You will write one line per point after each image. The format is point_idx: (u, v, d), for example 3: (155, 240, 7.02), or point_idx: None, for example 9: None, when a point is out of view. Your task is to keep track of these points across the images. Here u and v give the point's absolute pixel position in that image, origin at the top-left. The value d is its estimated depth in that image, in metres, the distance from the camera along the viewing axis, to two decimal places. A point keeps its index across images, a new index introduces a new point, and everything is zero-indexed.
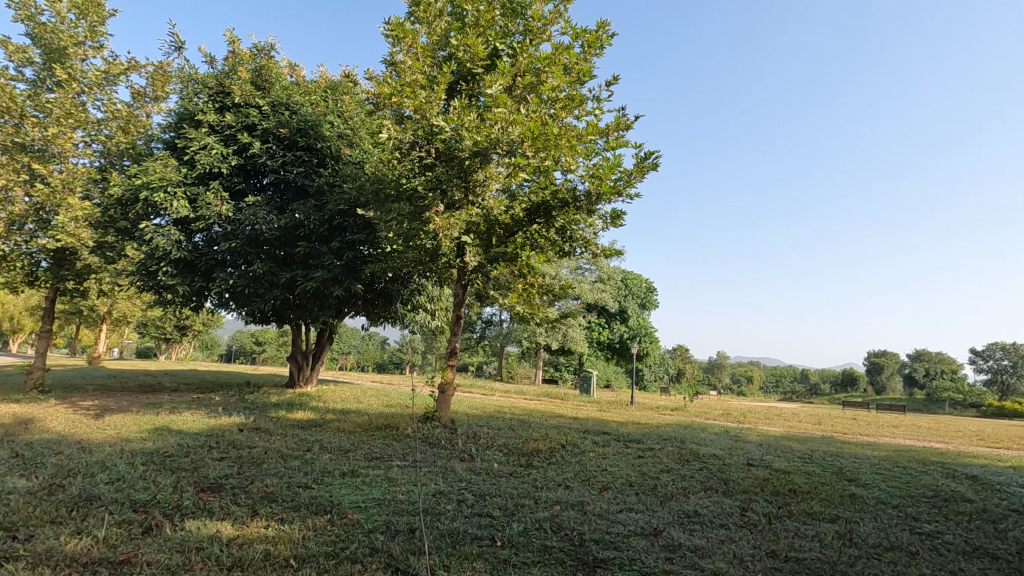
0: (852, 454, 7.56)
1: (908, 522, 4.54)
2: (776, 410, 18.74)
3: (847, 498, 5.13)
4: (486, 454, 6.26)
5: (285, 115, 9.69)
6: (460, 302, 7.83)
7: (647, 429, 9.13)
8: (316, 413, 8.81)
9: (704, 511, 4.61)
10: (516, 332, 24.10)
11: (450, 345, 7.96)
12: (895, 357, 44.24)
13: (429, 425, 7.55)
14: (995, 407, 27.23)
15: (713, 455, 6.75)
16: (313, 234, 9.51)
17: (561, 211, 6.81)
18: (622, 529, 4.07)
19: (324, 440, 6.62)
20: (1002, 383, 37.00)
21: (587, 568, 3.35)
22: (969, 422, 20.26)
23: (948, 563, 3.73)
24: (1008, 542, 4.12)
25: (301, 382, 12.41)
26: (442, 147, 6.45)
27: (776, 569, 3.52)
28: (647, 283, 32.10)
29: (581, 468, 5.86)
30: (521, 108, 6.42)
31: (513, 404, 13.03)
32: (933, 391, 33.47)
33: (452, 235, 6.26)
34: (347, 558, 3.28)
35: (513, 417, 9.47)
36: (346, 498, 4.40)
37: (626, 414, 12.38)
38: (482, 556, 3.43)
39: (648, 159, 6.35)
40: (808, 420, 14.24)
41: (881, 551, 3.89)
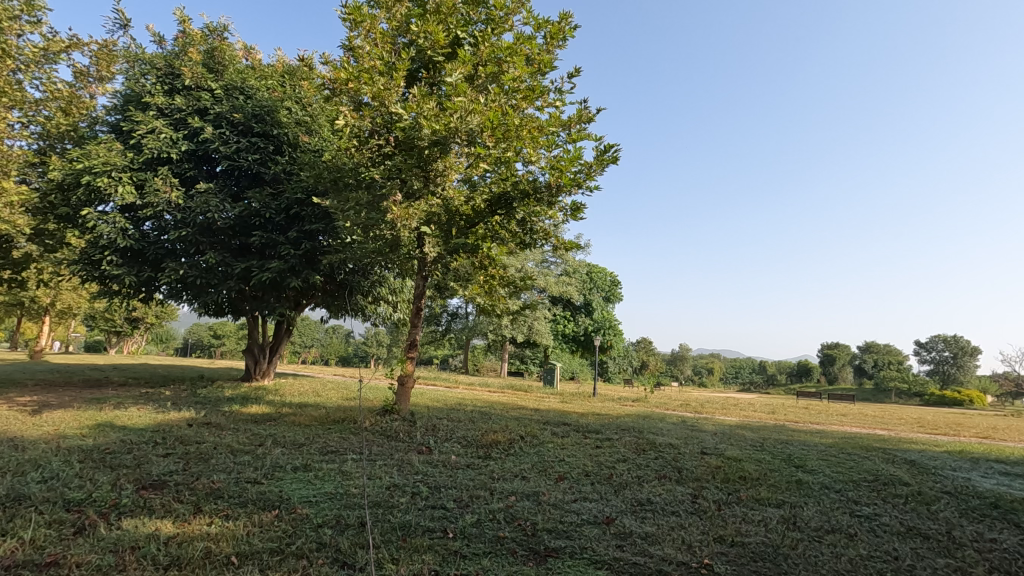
0: (801, 442, 7.83)
1: (848, 505, 4.72)
2: (734, 401, 19.27)
3: (793, 484, 5.30)
4: (444, 446, 6.22)
5: (239, 99, 9.37)
6: (421, 294, 7.73)
7: (607, 420, 9.25)
8: (271, 407, 8.60)
9: (657, 498, 4.69)
10: (482, 324, 24.09)
11: (410, 337, 7.87)
12: (847, 349, 46.10)
13: (388, 418, 7.45)
14: (938, 396, 28.74)
15: (668, 444, 6.89)
16: (269, 223, 9.24)
17: (521, 203, 6.78)
18: (575, 518, 4.10)
19: (278, 434, 6.45)
20: (943, 373, 39.05)
21: (537, 558, 3.36)
22: (912, 410, 21.34)
23: (883, 544, 3.89)
24: (938, 523, 4.33)
25: (258, 376, 12.09)
26: (401, 136, 6.33)
27: (722, 554, 3.60)
28: (612, 276, 32.48)
29: (539, 458, 5.88)
30: (481, 97, 6.34)
31: (476, 396, 13.01)
32: (881, 381, 35.02)
33: (411, 226, 6.15)
34: (292, 554, 3.20)
35: (474, 409, 9.45)
36: (296, 493, 4.29)
37: (588, 405, 12.52)
38: (433, 548, 3.39)
39: (608, 153, 6.39)
40: (762, 409, 14.69)
41: (822, 534, 4.03)
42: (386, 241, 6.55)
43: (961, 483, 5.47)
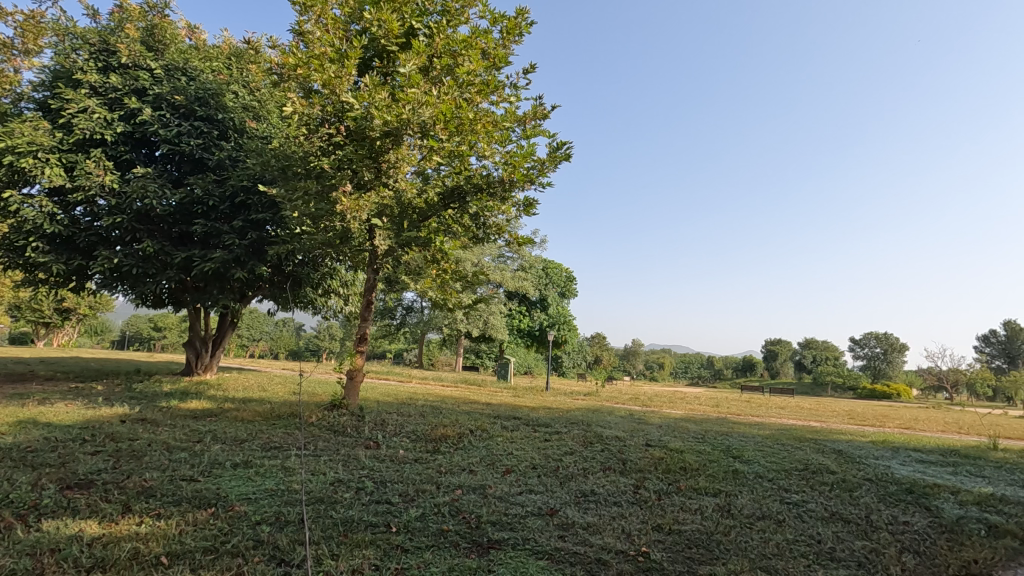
0: (739, 433, 8.18)
1: (779, 493, 4.98)
2: (681, 394, 19.89)
3: (729, 473, 5.55)
4: (393, 441, 6.17)
5: (181, 81, 8.95)
6: (371, 288, 7.61)
7: (557, 413, 9.39)
8: (212, 402, 8.28)
9: (600, 489, 4.81)
10: (437, 318, 23.88)
11: (360, 331, 7.74)
12: (788, 346, 48.38)
13: (335, 413, 7.31)
14: (868, 390, 30.49)
15: (615, 437, 7.06)
16: (212, 211, 8.86)
17: (474, 197, 6.79)
18: (519, 510, 4.16)
19: (218, 430, 6.22)
20: (874, 368, 41.47)
21: (480, 550, 3.39)
22: (844, 403, 22.63)
23: (808, 528, 4.12)
24: (858, 508, 4.62)
25: (200, 370, 11.62)
26: (352, 125, 6.20)
27: (659, 541, 3.73)
28: (567, 272, 32.92)
29: (487, 452, 5.92)
30: (434, 89, 6.28)
31: (429, 390, 12.94)
32: (819, 376, 36.86)
33: (361, 218, 6.01)
34: (227, 553, 3.11)
35: (425, 404, 9.40)
36: (235, 491, 4.17)
37: (540, 399, 12.68)
38: (374, 543, 3.37)
39: (561, 150, 6.46)
40: (706, 403, 15.27)
41: (753, 521, 4.24)
42: (335, 232, 6.39)
43: (882, 470, 5.85)
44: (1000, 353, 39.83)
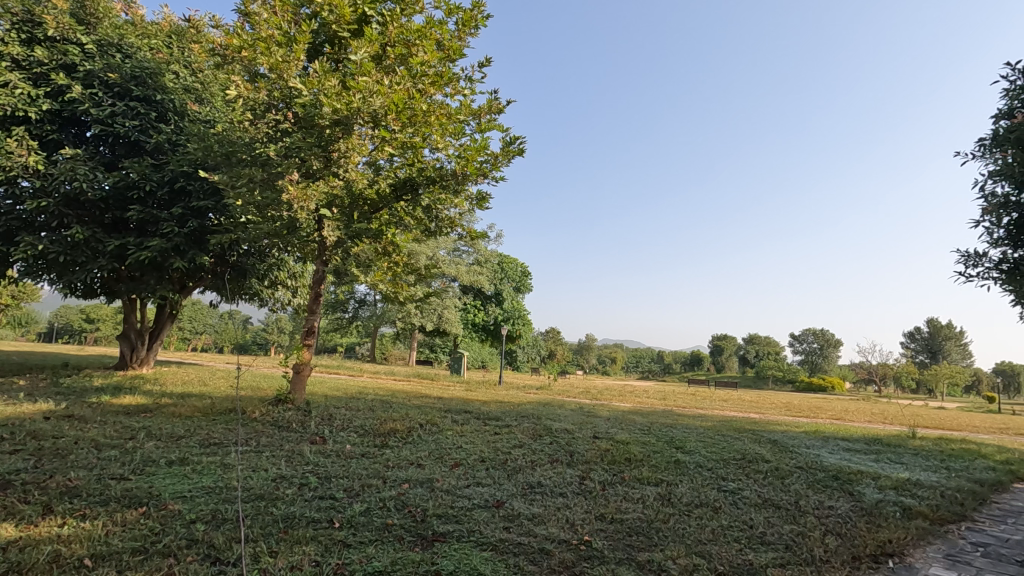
0: (683, 425, 8.47)
1: (717, 482, 5.19)
2: (631, 388, 20.38)
3: (671, 464, 5.74)
4: (340, 436, 6.06)
5: (115, 58, 8.41)
6: (320, 280, 7.45)
7: (508, 407, 9.47)
8: (148, 398, 7.89)
9: (547, 481, 4.89)
10: (390, 311, 23.42)
11: (307, 324, 7.55)
12: (733, 341, 50.37)
13: (280, 408, 7.11)
14: (806, 383, 32.13)
15: (564, 430, 7.17)
16: (150, 197, 8.41)
17: (426, 189, 6.74)
18: (465, 503, 4.17)
19: (153, 427, 5.95)
20: (812, 362, 43.70)
21: (423, 544, 3.39)
22: (783, 395, 23.72)
23: (742, 514, 4.33)
24: (789, 494, 4.88)
25: (135, 364, 11.02)
26: (300, 112, 5.99)
27: (601, 530, 3.83)
28: (523, 267, 33.10)
29: (436, 446, 5.91)
30: (386, 78, 6.15)
31: (380, 384, 12.79)
32: (761, 370, 38.55)
33: (308, 208, 5.80)
34: (157, 553, 2.98)
35: (375, 398, 9.28)
36: (168, 489, 4.00)
37: (493, 393, 12.75)
38: (315, 539, 3.31)
39: (514, 145, 6.48)
40: (654, 396, 15.72)
41: (691, 508, 4.41)
42: (282, 221, 6.15)
43: (812, 458, 6.19)
44: (923, 348, 42.83)
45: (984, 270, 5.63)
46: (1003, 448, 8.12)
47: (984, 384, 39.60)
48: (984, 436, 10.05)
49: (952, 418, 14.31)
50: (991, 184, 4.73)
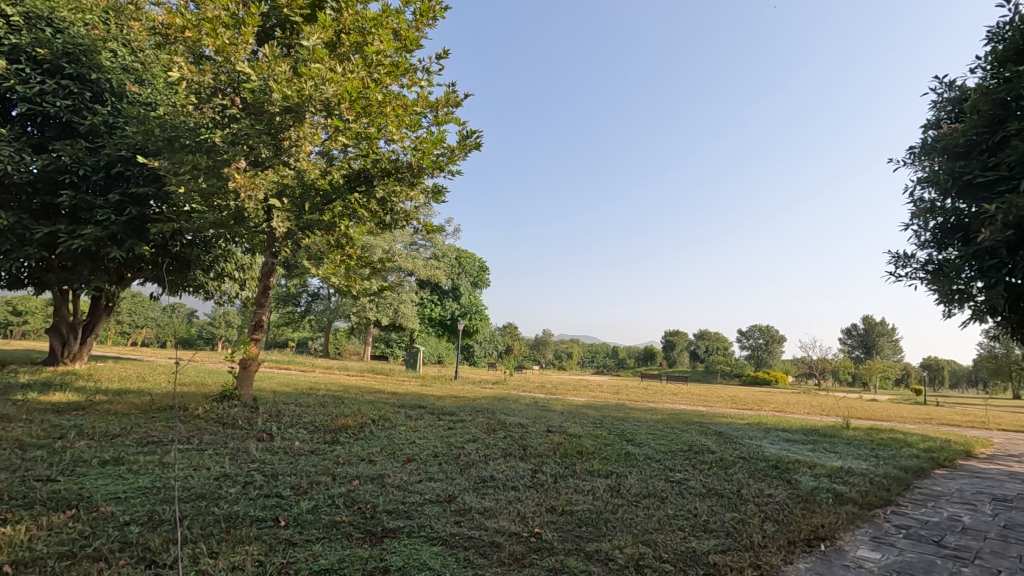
0: (634, 418, 8.68)
1: (665, 473, 5.35)
2: (586, 383, 20.68)
3: (622, 456, 5.88)
4: (288, 432, 5.91)
5: (45, 33, 7.70)
6: (270, 273, 7.24)
7: (464, 402, 9.46)
8: (80, 395, 7.46)
9: (499, 475, 4.92)
10: (345, 306, 22.88)
11: (255, 318, 7.30)
12: (684, 337, 51.91)
13: (226, 404, 6.86)
14: (752, 377, 33.46)
15: (517, 424, 7.22)
16: (84, 182, 7.92)
17: (380, 181, 6.60)
18: (417, 498, 4.15)
19: (85, 425, 5.63)
20: (758, 356, 45.51)
21: (373, 540, 3.35)
22: (730, 389, 24.59)
23: (687, 504, 4.48)
24: (731, 483, 5.08)
25: (67, 359, 10.39)
26: (249, 98, 5.74)
27: (551, 522, 3.89)
28: (481, 262, 33.04)
29: (389, 441, 5.84)
30: (340, 67, 6.00)
31: (333, 380, 12.53)
32: (711, 365, 39.88)
33: (257, 197, 5.54)
34: (87, 557, 2.84)
35: (327, 394, 9.08)
36: (101, 490, 3.80)
37: (448, 388, 12.71)
38: (259, 538, 3.22)
39: (471, 138, 6.45)
40: (607, 390, 16.02)
41: (639, 499, 4.53)
42: (228, 211, 5.86)
43: (754, 449, 6.46)
44: (858, 344, 45.38)
45: (911, 270, 6.00)
46: (925, 437, 8.72)
47: (912, 377, 42.28)
48: (909, 426, 10.75)
49: (881, 409, 15.25)
50: (919, 190, 5.03)
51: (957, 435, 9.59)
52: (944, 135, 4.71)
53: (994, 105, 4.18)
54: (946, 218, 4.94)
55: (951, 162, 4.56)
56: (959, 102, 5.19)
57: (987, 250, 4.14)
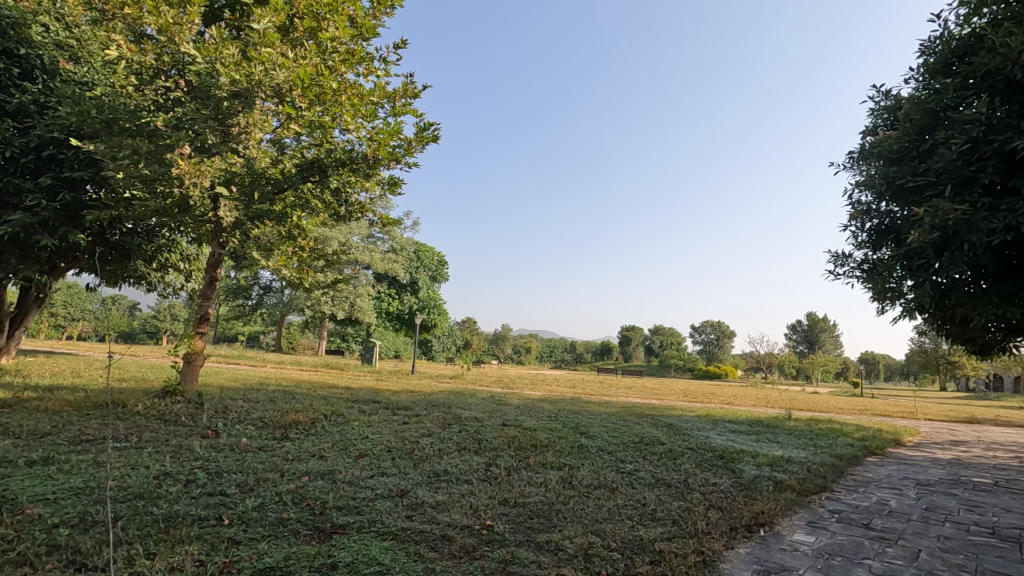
0: (588, 411, 8.82)
1: (616, 464, 5.48)
2: (543, 377, 20.86)
3: (575, 448, 5.98)
4: (235, 429, 5.73)
5: None
6: (217, 264, 7.03)
7: (419, 396, 9.39)
8: (6, 391, 7.00)
9: (453, 469, 4.92)
10: (298, 299, 22.29)
11: (200, 311, 7.02)
12: (639, 332, 53.09)
13: (168, 400, 6.57)
14: (704, 371, 34.54)
15: (473, 418, 7.23)
16: (11, 165, 7.38)
17: (334, 172, 6.44)
18: (368, 493, 4.10)
19: (10, 423, 5.29)
20: (709, 351, 46.99)
21: (322, 536, 3.30)
22: (682, 383, 25.30)
23: (636, 493, 4.60)
24: (678, 473, 5.25)
25: None
26: (195, 81, 5.52)
27: (503, 514, 3.92)
28: (440, 256, 32.79)
29: (341, 437, 5.75)
30: (292, 52, 5.81)
31: (284, 375, 12.20)
32: (664, 359, 40.92)
33: (203, 185, 5.29)
34: (8, 563, 2.68)
35: (277, 389, 8.83)
36: (26, 492, 3.58)
37: (404, 383, 12.59)
38: (201, 537, 3.12)
39: (429, 131, 6.37)
40: (564, 384, 16.21)
41: (591, 490, 4.62)
42: (172, 199, 5.57)
43: (702, 440, 6.68)
44: (802, 339, 47.58)
45: (849, 269, 6.32)
46: (859, 426, 9.24)
47: (851, 371, 44.61)
48: (846, 416, 11.35)
49: (821, 401, 16.04)
50: (857, 193, 5.30)
51: (887, 424, 10.22)
52: (881, 141, 4.97)
53: (925, 115, 4.45)
54: (880, 220, 5.24)
55: (886, 167, 4.82)
56: (894, 111, 5.48)
57: (916, 251, 4.39)
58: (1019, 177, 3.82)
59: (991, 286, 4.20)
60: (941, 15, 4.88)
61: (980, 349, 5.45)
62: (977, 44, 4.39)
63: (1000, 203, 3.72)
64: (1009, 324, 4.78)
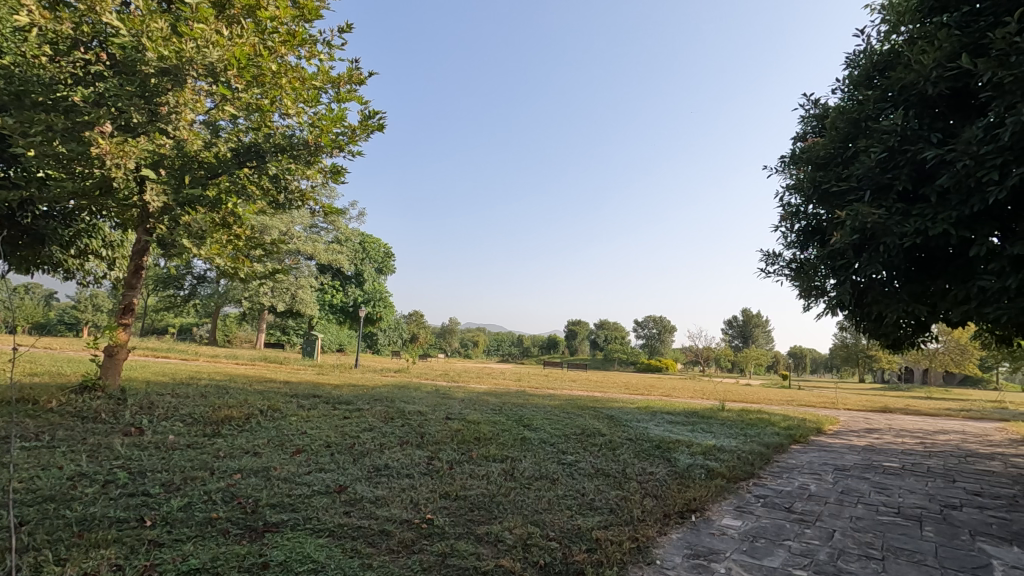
0: (532, 404, 8.92)
1: (557, 456, 5.57)
2: (489, 370, 20.90)
3: (517, 441, 6.03)
4: (162, 426, 5.43)
5: None
6: (143, 252, 6.61)
7: (362, 390, 9.22)
8: None
9: (394, 463, 4.86)
10: (234, 290, 21.35)
11: (124, 301, 6.59)
12: (585, 327, 54.15)
13: (86, 396, 6.13)
14: (646, 365, 35.57)
15: (416, 412, 7.17)
16: None
17: (273, 158, 6.12)
18: (304, 490, 3.98)
19: None
20: (650, 345, 48.47)
21: (253, 535, 3.19)
22: (624, 376, 26.01)
23: (577, 484, 4.69)
24: (617, 463, 5.40)
25: None
26: (119, 54, 5.14)
27: (444, 508, 3.91)
28: (387, 248, 32.21)
29: (277, 432, 5.56)
30: (227, 29, 5.53)
31: (217, 369, 11.66)
32: (608, 353, 41.87)
33: (128, 166, 4.93)
34: None
35: (211, 383, 8.44)
36: None
37: (346, 377, 12.33)
38: (119, 540, 2.94)
39: (373, 119, 6.23)
40: (509, 378, 16.32)
41: (531, 481, 4.68)
42: (92, 180, 5.17)
43: (640, 431, 6.89)
44: (738, 334, 49.91)
45: (779, 267, 6.67)
46: (785, 416, 9.80)
47: (780, 365, 47.19)
48: (773, 407, 12.00)
49: (751, 393, 16.88)
50: (786, 196, 5.60)
51: (809, 414, 10.90)
52: (809, 147, 5.26)
53: (848, 124, 4.74)
54: (807, 222, 5.53)
55: (814, 172, 5.08)
56: (821, 119, 5.82)
57: (838, 251, 4.66)
58: (928, 184, 4.11)
59: (903, 286, 4.51)
60: (864, 31, 5.21)
61: (893, 343, 5.85)
62: (895, 60, 4.70)
63: (912, 209, 4.01)
64: (918, 321, 5.17)
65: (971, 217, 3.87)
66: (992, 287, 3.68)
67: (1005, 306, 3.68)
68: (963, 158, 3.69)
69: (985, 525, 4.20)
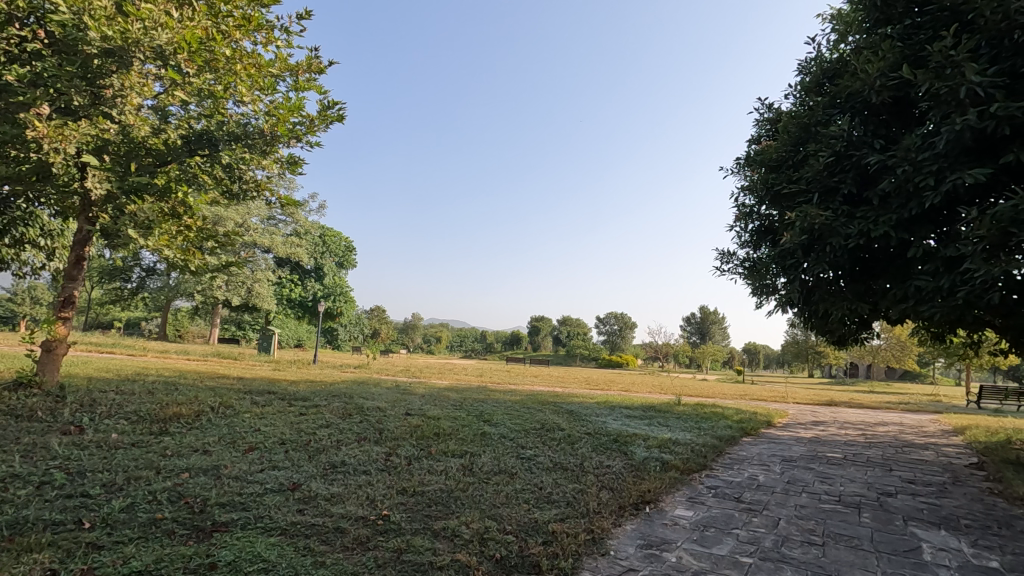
0: (493, 400, 8.93)
1: (516, 450, 5.60)
2: (451, 366, 20.81)
3: (477, 436, 6.03)
4: (105, 424, 5.19)
5: None
6: (85, 242, 6.28)
7: (319, 386, 9.03)
8: None
9: (350, 460, 4.79)
10: (186, 283, 20.55)
11: (64, 293, 6.25)
12: (548, 323, 54.54)
13: (22, 393, 5.80)
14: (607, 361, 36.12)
15: (375, 408, 7.08)
16: None
17: (227, 147, 5.94)
18: (256, 488, 3.89)
19: None
20: (611, 341, 49.18)
21: (201, 536, 3.09)
22: (585, 372, 26.34)
23: (535, 478, 4.74)
24: (575, 456, 5.48)
25: None
26: (58, 33, 4.84)
27: (402, 504, 3.88)
28: (347, 241, 31.64)
29: (228, 430, 5.39)
30: (177, 10, 5.25)
31: (166, 364, 11.20)
32: (570, 349, 42.29)
33: (67, 151, 4.67)
34: None
35: (159, 380, 8.11)
36: None
37: (303, 373, 12.05)
38: (55, 544, 2.80)
39: (333, 110, 6.09)
40: (471, 373, 16.30)
41: (490, 476, 4.70)
42: (28, 165, 4.87)
43: (598, 425, 7.00)
44: (695, 330, 51.24)
45: (733, 266, 6.86)
46: (738, 410, 10.13)
47: (736, 360, 48.71)
48: (727, 401, 12.36)
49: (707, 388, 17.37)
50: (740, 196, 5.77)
51: (760, 407, 11.28)
52: (762, 150, 5.42)
53: (799, 128, 4.91)
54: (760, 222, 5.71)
55: (767, 173, 5.25)
56: (774, 123, 6.02)
57: (788, 251, 4.84)
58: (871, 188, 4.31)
59: (848, 285, 4.73)
60: (814, 38, 5.41)
61: (838, 339, 6.12)
62: (843, 68, 4.90)
63: (856, 211, 4.20)
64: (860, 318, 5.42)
65: (909, 219, 4.09)
66: (928, 286, 3.89)
67: (938, 305, 3.91)
68: (902, 164, 3.88)
69: (917, 511, 4.46)
